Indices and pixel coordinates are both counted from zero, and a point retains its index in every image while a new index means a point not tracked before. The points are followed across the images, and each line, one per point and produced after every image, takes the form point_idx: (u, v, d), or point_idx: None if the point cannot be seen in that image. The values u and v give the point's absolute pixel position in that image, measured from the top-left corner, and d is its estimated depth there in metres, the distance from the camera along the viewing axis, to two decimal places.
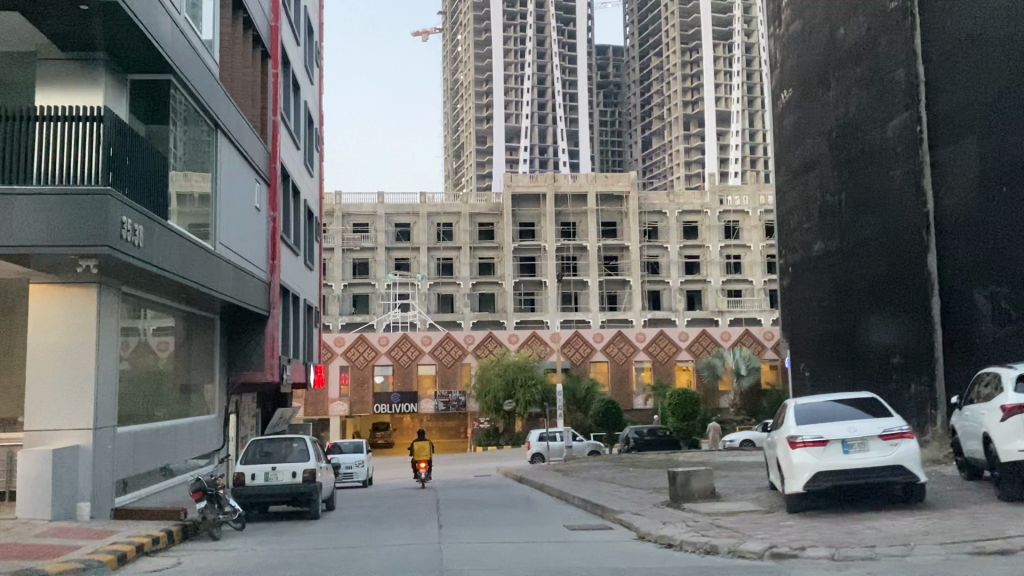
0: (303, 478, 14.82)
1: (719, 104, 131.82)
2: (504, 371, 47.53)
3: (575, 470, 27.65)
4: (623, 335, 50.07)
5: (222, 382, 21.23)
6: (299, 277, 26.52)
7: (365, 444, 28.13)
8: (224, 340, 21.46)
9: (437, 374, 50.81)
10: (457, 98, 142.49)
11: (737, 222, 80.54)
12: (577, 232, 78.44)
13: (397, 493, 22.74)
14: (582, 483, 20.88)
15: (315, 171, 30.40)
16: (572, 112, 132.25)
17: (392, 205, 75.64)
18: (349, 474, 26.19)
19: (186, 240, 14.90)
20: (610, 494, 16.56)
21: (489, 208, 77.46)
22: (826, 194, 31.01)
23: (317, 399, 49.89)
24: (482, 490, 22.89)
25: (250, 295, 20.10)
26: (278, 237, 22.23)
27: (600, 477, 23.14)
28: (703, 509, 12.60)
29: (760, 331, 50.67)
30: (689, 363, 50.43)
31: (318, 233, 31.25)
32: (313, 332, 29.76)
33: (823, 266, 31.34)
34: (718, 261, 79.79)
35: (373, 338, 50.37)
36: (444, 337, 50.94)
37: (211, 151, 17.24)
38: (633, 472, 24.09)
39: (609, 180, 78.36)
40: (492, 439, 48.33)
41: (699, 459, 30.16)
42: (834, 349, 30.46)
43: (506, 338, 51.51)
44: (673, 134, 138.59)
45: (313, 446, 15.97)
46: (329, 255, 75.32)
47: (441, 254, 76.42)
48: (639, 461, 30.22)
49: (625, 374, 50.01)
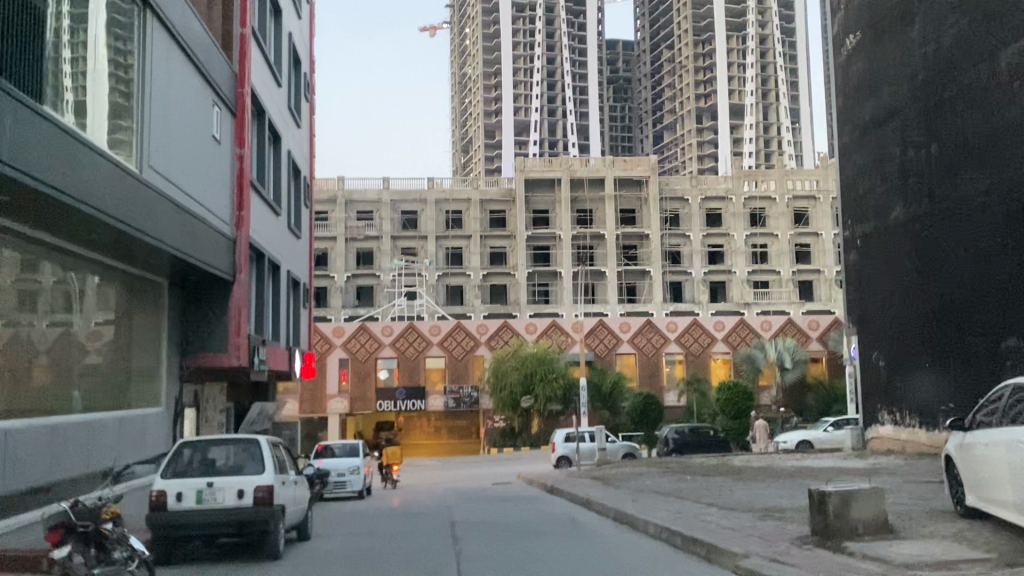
0: (255, 502, 9.89)
1: (732, 97, 126.11)
2: (521, 366, 42.68)
3: (618, 477, 22.87)
4: (652, 325, 45.23)
5: (172, 367, 16.35)
6: (282, 243, 21.92)
7: (362, 446, 23.37)
8: (179, 314, 16.64)
9: (446, 368, 46.06)
10: (465, 92, 137.89)
11: (764, 209, 75.78)
12: (593, 220, 73.52)
13: (402, 509, 17.95)
14: (641, 497, 16.08)
15: (302, 122, 25.60)
16: (582, 106, 127.49)
17: (397, 191, 70.87)
18: (342, 485, 21.44)
19: (74, 142, 10.34)
20: (701, 520, 11.61)
21: (500, 194, 72.72)
22: (908, 149, 26.27)
23: (313, 396, 44.99)
24: (510, 505, 18.10)
25: (203, 247, 15.37)
26: (248, 182, 17.56)
27: (657, 488, 18.34)
28: (898, 560, 7.64)
29: (804, 319, 45.69)
30: (725, 354, 45.51)
31: (307, 199, 26.63)
32: (301, 314, 25.05)
33: (904, 235, 26.59)
34: (745, 250, 74.91)
35: (376, 328, 45.67)
36: (454, 327, 46.22)
37: (131, 40, 12.60)
38: (693, 483, 19.26)
39: (627, 164, 73.26)
40: (508, 440, 43.57)
41: (761, 465, 25.29)
42: (920, 331, 25.70)
43: (522, 328, 46.55)
44: (686, 126, 133.46)
45: (277, 448, 11.05)
46: (330, 245, 70.53)
47: (449, 244, 71.62)
48: (689, 467, 25.35)
49: (655, 369, 45.03)
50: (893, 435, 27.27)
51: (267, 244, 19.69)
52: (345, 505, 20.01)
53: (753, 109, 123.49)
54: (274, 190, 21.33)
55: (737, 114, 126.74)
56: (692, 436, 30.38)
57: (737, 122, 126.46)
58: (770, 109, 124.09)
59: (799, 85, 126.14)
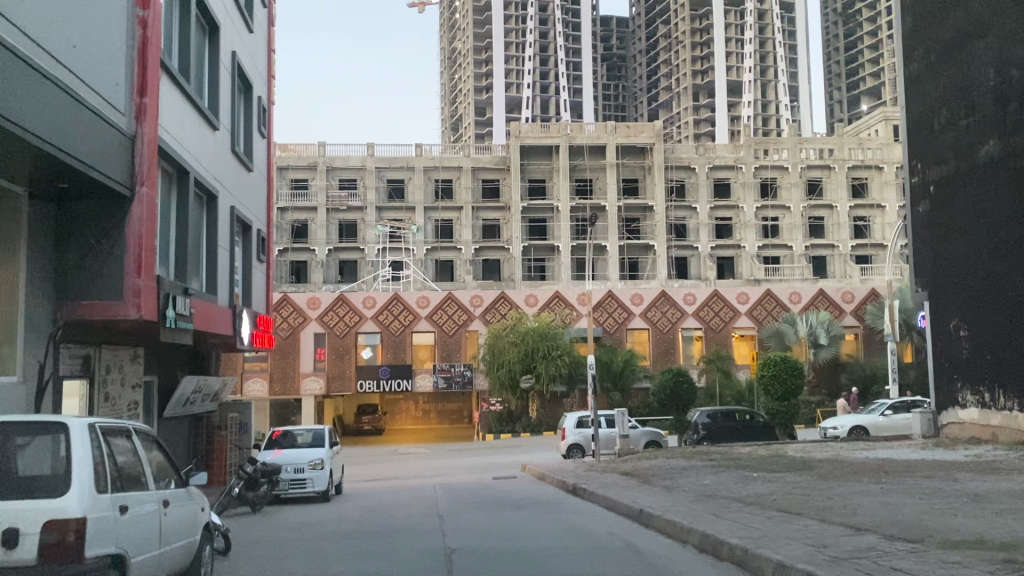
0: (36, 557, 4.73)
1: (730, 73, 120.17)
2: (521, 341, 37.78)
3: (655, 473, 17.85)
4: (668, 296, 40.24)
5: (37, 318, 11.13)
6: (223, 169, 16.89)
7: (330, 432, 18.35)
8: (50, 243, 11.39)
9: (436, 344, 40.93)
10: (455, 67, 131.60)
11: (774, 179, 71.00)
12: (594, 189, 68.26)
13: (376, 523, 12.84)
14: (723, 509, 10.99)
15: (256, 26, 20.49)
16: (575, 82, 121.94)
17: (382, 157, 65.35)
18: (301, 485, 16.36)
19: None
20: (889, 570, 6.53)
21: (493, 161, 67.19)
22: (1008, 67, 21.33)
23: (286, 374, 39.76)
24: (527, 516, 13.09)
25: (76, 134, 10.23)
26: (156, 57, 12.47)
27: (726, 491, 13.31)
28: None
29: (836, 290, 40.85)
30: (749, 329, 40.62)
31: (264, 126, 21.59)
32: (254, 267, 20.08)
33: (998, 174, 21.66)
34: (754, 224, 70.02)
35: (357, 299, 40.51)
36: (446, 298, 41.08)
37: None
38: (771, 483, 14.26)
39: (630, 131, 67.80)
40: (505, 424, 38.65)
41: (831, 457, 20.38)
42: (1021, 291, 20.85)
43: (522, 300, 41.52)
44: (681, 105, 127.26)
45: (113, 441, 5.74)
46: (311, 216, 65.11)
47: (438, 215, 66.28)
48: (741, 459, 20.40)
49: (671, 345, 40.03)
50: (981, 420, 22.50)
51: (192, 159, 14.63)
52: (301, 514, 14.89)
53: (751, 86, 118.19)
54: (208, 98, 16.26)
55: (733, 92, 121.65)
56: (727, 422, 25.50)
57: (734, 99, 120.93)
58: (768, 87, 119.33)
59: (798, 61, 121.33)
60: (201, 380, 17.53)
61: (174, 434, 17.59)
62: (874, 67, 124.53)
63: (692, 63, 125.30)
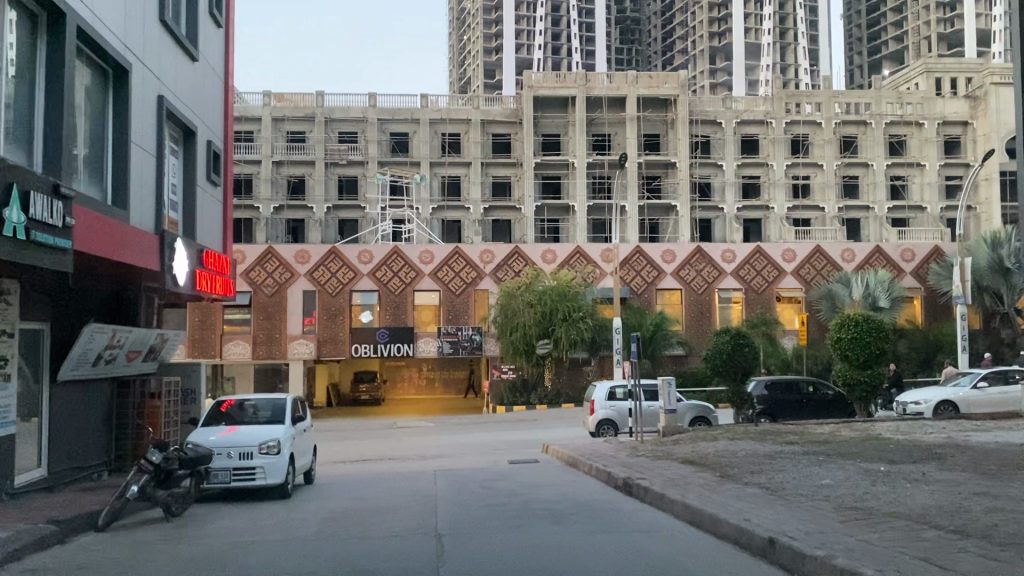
0: None
1: (749, 35, 113.73)
2: (538, 302, 33.07)
3: (730, 462, 13.12)
4: (704, 253, 35.46)
5: None
6: (142, 39, 12.23)
7: (293, 404, 13.80)
8: None
9: (441, 305, 36.29)
10: (463, 28, 125.40)
11: (807, 135, 65.55)
12: (612, 145, 62.66)
13: (339, 549, 8.20)
14: (927, 549, 6.32)
15: None
16: (588, 44, 116.25)
17: (384, 109, 60.19)
18: (247, 476, 11.83)
19: None
20: None
21: (504, 114, 61.88)
22: None
23: (271, 336, 35.34)
24: (577, 537, 8.52)
25: None
26: None
27: (877, 501, 8.61)
28: None
29: (895, 248, 35.99)
30: (796, 291, 35.83)
31: (220, 11, 16.86)
32: (200, 187, 15.44)
33: None
34: (784, 183, 64.63)
35: (351, 253, 35.86)
36: (452, 253, 36.39)
37: None
38: (933, 487, 9.56)
39: (653, 81, 62.00)
40: (519, 395, 34.14)
41: (948, 442, 15.68)
42: None
43: (538, 257, 36.85)
44: (696, 70, 120.77)
45: None
46: (309, 171, 60.07)
47: (444, 172, 61.23)
48: (830, 443, 15.65)
49: (706, 308, 35.36)
50: None
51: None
52: (238, 520, 10.30)
53: (770, 50, 111.71)
54: None
55: (753, 56, 115.25)
56: (788, 395, 21.82)
57: (753, 63, 114.44)
58: (787, 49, 113.10)
59: (818, 23, 115.24)
60: (139, 332, 13.66)
61: (85, 402, 13.13)
62: (897, 30, 117.07)
63: (710, 25, 118.33)
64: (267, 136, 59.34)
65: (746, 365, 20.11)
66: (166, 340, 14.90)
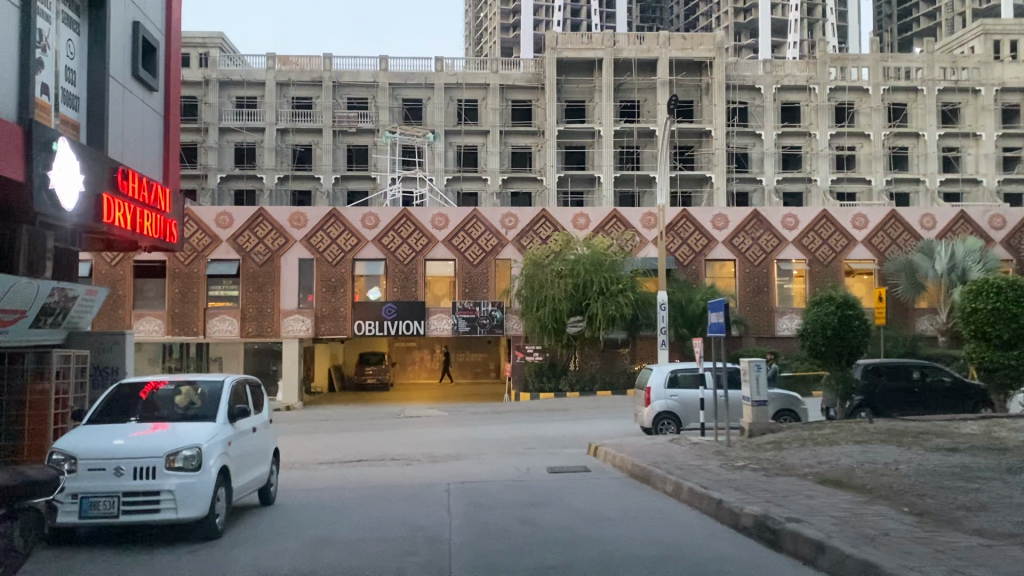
0: None
1: (777, 11, 106.83)
2: (571, 273, 28.41)
3: (906, 487, 8.39)
4: (762, 219, 30.62)
5: None
6: None
7: (236, 386, 9.32)
8: None
9: (458, 277, 31.69)
10: (480, 5, 119.44)
11: (852, 101, 58.83)
12: (642, 112, 56.87)
13: None
14: None
15: None
16: (609, 21, 110.10)
17: (396, 73, 55.48)
18: (147, 507, 7.34)
19: None
20: None
21: (526, 78, 56.74)
22: None
23: (263, 312, 30.96)
24: None
25: None
26: None
27: None
28: None
29: (984, 214, 31.08)
30: (867, 263, 30.98)
31: None
32: (117, 82, 12.32)
33: None
34: (830, 154, 58.18)
35: (354, 216, 31.30)
36: (469, 218, 31.77)
37: None
38: None
39: (687, 42, 56.10)
40: (545, 379, 29.65)
41: None
42: None
43: (568, 222, 32.22)
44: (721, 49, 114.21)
45: None
46: (315, 139, 55.17)
47: (460, 140, 56.30)
48: (1012, 453, 10.84)
49: (763, 282, 30.65)
50: None
51: None
52: None
53: (797, 26, 104.73)
54: None
55: (780, 32, 108.52)
56: (899, 383, 17.15)
57: (781, 40, 107.60)
58: (816, 26, 106.29)
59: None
60: (18, 284, 9.79)
61: None
62: (930, 6, 109.91)
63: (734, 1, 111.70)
64: (271, 100, 54.40)
65: (854, 344, 15.53)
66: (66, 295, 10.90)
